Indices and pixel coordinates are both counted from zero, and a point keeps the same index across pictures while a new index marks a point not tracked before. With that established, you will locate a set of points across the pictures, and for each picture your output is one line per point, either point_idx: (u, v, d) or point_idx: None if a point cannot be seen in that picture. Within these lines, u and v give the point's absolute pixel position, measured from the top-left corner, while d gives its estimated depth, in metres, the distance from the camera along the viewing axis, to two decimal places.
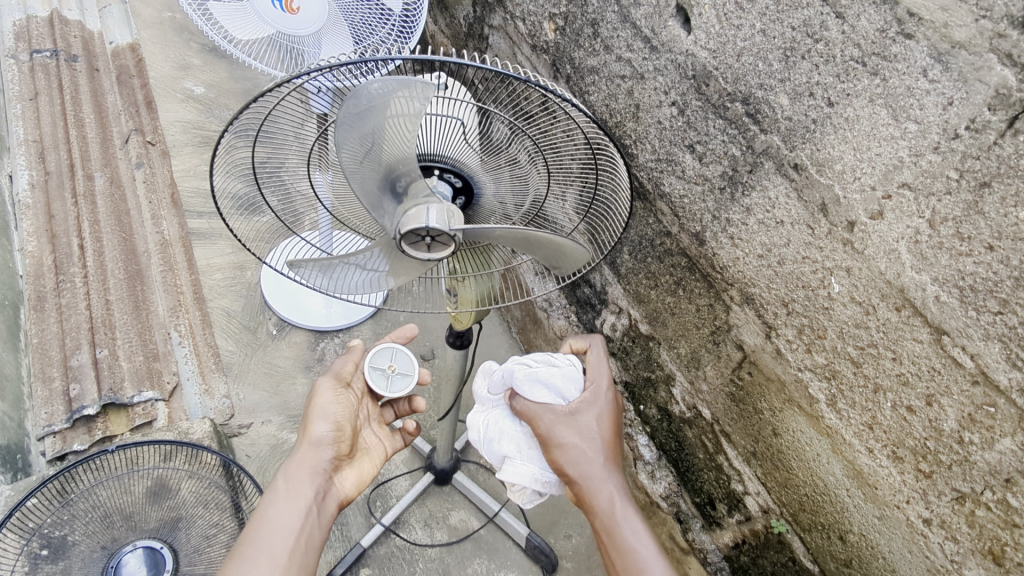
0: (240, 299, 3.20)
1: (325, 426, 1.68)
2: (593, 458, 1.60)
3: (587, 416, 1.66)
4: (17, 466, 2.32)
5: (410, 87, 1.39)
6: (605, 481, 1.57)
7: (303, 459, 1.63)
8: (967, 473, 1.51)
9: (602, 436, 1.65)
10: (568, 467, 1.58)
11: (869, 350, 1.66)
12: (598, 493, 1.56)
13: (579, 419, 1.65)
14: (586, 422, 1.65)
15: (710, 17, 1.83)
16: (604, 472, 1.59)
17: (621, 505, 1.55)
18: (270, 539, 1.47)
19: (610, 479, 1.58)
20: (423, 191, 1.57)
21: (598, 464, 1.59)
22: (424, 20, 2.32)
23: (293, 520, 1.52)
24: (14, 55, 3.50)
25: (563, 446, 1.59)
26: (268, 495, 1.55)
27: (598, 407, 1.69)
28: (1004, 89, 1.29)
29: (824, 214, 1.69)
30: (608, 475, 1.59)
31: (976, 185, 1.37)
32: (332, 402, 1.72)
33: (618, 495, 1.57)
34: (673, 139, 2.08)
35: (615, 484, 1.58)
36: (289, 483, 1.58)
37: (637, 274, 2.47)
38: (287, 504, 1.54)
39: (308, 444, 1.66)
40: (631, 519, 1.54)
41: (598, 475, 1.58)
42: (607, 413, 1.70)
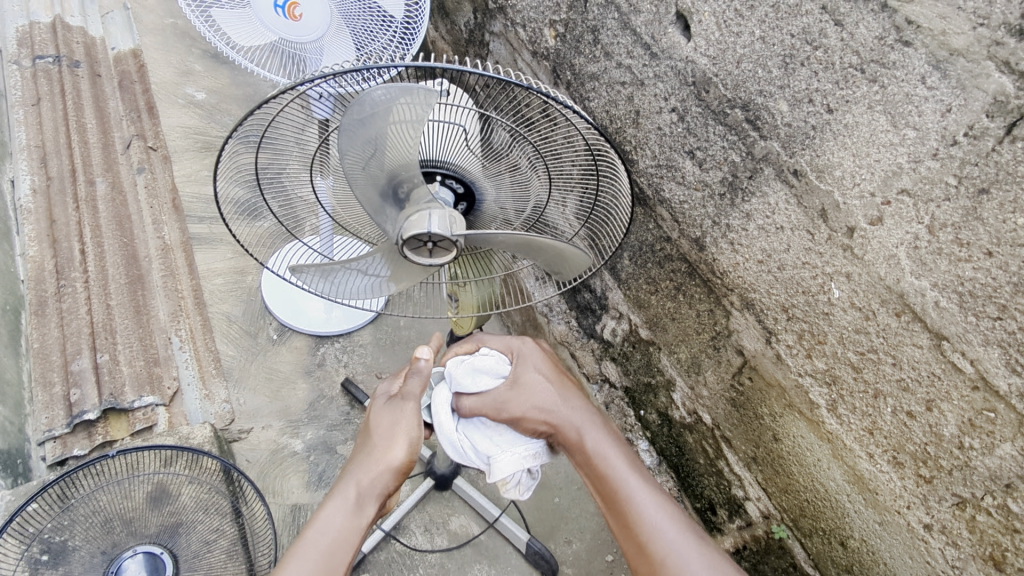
0: (240, 304, 3.22)
1: (404, 453, 1.47)
2: (559, 411, 1.59)
3: (539, 374, 1.66)
4: (17, 471, 2.32)
5: (413, 94, 1.39)
6: (577, 421, 1.57)
7: (372, 475, 1.43)
8: (968, 478, 1.52)
9: (558, 388, 1.65)
10: (537, 424, 1.58)
11: (869, 355, 1.67)
12: (578, 434, 1.55)
13: (526, 378, 1.65)
14: (538, 378, 1.65)
15: (710, 24, 1.84)
16: (575, 415, 1.59)
17: (596, 438, 1.54)
18: (328, 554, 1.31)
19: (580, 419, 1.58)
20: (425, 196, 1.58)
21: (563, 409, 1.59)
22: (426, 27, 2.32)
23: (350, 541, 1.34)
24: (17, 61, 3.51)
25: (525, 413, 1.58)
26: (334, 502, 1.37)
27: (541, 364, 1.71)
28: (1002, 96, 1.29)
29: (824, 220, 1.69)
30: (574, 413, 1.59)
31: (974, 191, 1.37)
32: (415, 427, 1.51)
33: (591, 428, 1.57)
34: (673, 145, 2.09)
35: (585, 421, 1.58)
36: (358, 496, 1.39)
37: (638, 280, 2.48)
38: (349, 520, 1.36)
39: (384, 465, 1.44)
40: (608, 448, 1.52)
41: (570, 417, 1.58)
42: (550, 367, 1.72)
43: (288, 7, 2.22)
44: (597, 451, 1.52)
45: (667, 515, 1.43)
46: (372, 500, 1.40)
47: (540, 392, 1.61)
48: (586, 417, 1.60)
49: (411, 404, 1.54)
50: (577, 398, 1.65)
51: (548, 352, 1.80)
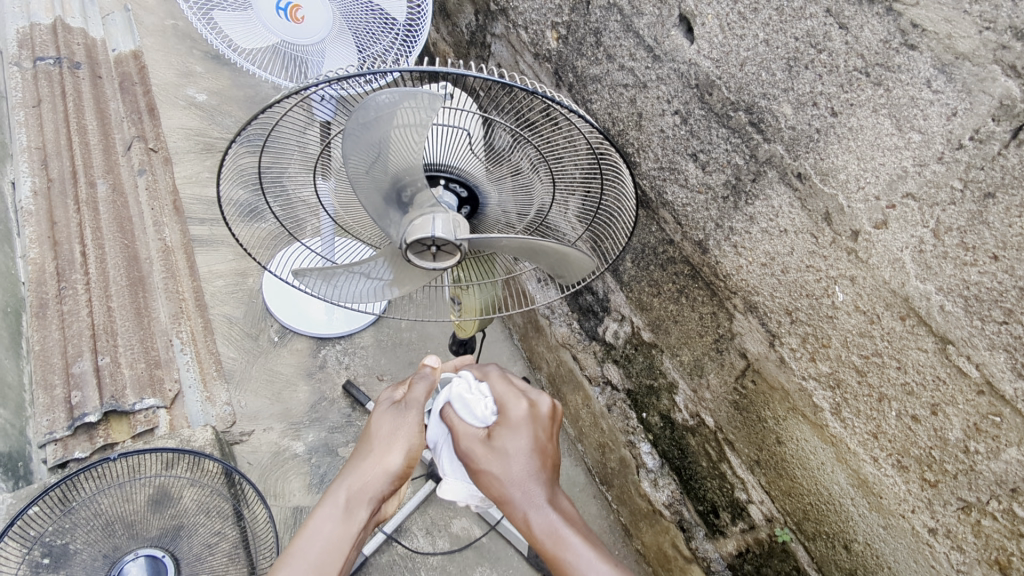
0: (241, 306, 3.22)
1: (400, 458, 1.40)
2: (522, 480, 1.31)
3: (518, 432, 1.37)
4: (18, 474, 2.32)
5: (416, 98, 1.39)
6: (538, 499, 1.29)
7: (366, 480, 1.37)
8: (973, 482, 1.51)
9: (534, 453, 1.36)
10: (491, 489, 1.33)
11: (874, 359, 1.67)
12: (530, 515, 1.27)
13: (502, 434, 1.38)
14: (516, 433, 1.38)
15: (713, 26, 1.83)
16: (542, 490, 1.31)
17: (559, 523, 1.26)
18: (320, 559, 1.27)
19: (542, 498, 1.29)
20: (428, 201, 1.58)
21: (524, 482, 1.31)
22: (429, 29, 2.29)
23: (341, 547, 1.30)
24: (18, 63, 3.50)
25: (483, 469, 1.35)
26: (325, 506, 1.32)
27: (531, 423, 1.40)
28: (1008, 99, 1.29)
29: (828, 223, 1.69)
30: (539, 490, 1.31)
31: (980, 195, 1.37)
32: (416, 432, 1.44)
33: (553, 512, 1.28)
34: (676, 148, 2.09)
35: (549, 500, 1.29)
36: (349, 502, 1.34)
37: (640, 282, 2.47)
38: (341, 527, 1.31)
39: (380, 469, 1.38)
40: (571, 537, 1.25)
41: (529, 494, 1.29)
42: (537, 431, 1.40)
43: (290, 10, 2.21)
44: (557, 538, 1.25)
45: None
46: (365, 506, 1.34)
47: (506, 456, 1.34)
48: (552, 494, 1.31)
49: (413, 411, 1.48)
50: (551, 474, 1.36)
51: (549, 416, 1.46)
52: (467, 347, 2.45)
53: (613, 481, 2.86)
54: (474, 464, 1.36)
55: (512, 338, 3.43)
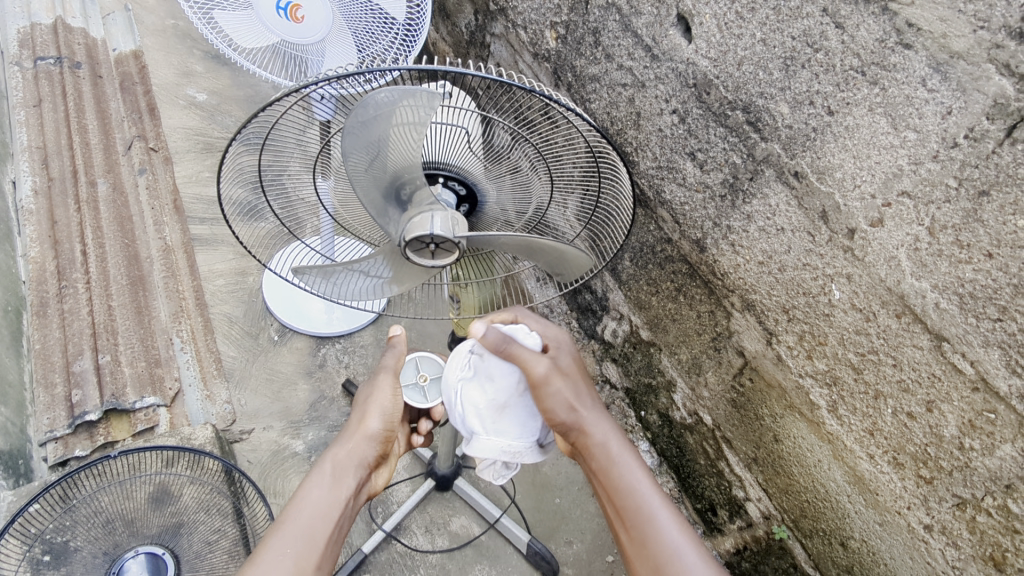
0: (241, 305, 3.23)
1: (379, 422, 1.52)
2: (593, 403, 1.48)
3: (575, 355, 1.61)
4: (19, 471, 2.33)
5: (416, 96, 1.40)
6: (601, 422, 1.44)
7: (351, 448, 1.46)
8: (968, 479, 1.52)
9: (588, 383, 1.55)
10: (559, 409, 1.43)
11: (870, 357, 1.68)
12: (601, 436, 1.41)
13: (562, 358, 1.54)
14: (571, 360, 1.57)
15: (711, 26, 1.84)
16: (600, 417, 1.45)
17: (617, 445, 1.40)
18: (307, 525, 1.29)
19: (605, 420, 1.45)
20: (427, 198, 1.59)
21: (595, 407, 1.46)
22: (428, 29, 2.33)
23: (330, 512, 1.33)
24: (19, 62, 3.51)
25: (552, 388, 1.44)
26: (312, 477, 1.38)
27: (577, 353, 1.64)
28: (1003, 98, 1.30)
29: (824, 221, 1.70)
30: (600, 414, 1.46)
31: (974, 193, 1.38)
32: (390, 398, 1.56)
33: (615, 434, 1.43)
34: (674, 147, 2.10)
35: (611, 425, 1.45)
36: (336, 469, 1.40)
37: (638, 281, 2.48)
38: (329, 492, 1.36)
39: (361, 435, 1.49)
40: (631, 459, 1.37)
41: (595, 416, 1.45)
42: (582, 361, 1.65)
43: (291, 9, 2.21)
44: (618, 459, 1.38)
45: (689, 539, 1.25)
46: (351, 471, 1.42)
47: (572, 378, 1.50)
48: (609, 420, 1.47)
49: (383, 376, 1.60)
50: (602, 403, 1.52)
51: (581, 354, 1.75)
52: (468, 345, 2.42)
53: None
54: (536, 383, 1.44)
55: None
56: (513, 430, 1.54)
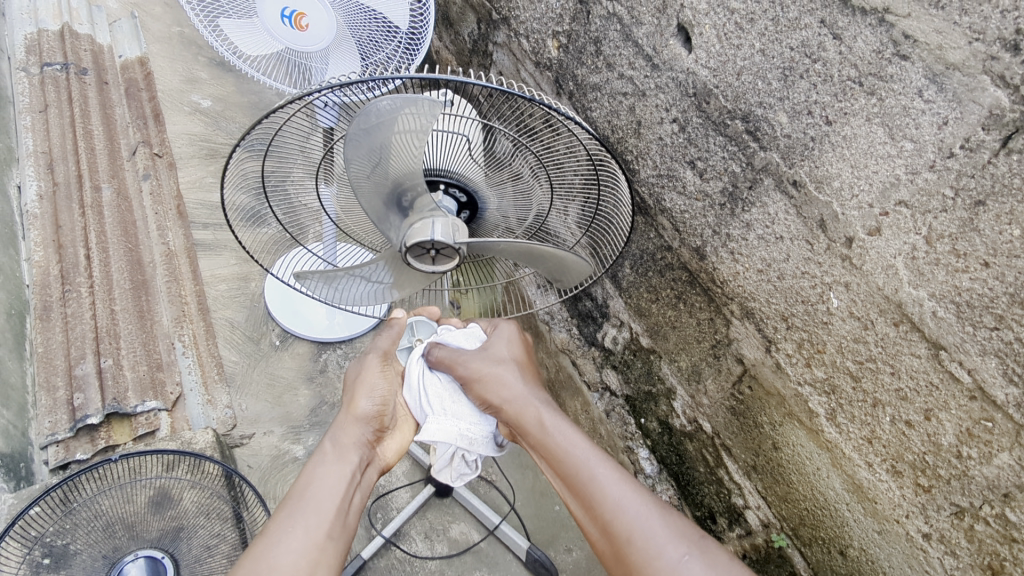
0: (243, 310, 3.25)
1: (370, 403, 1.69)
2: (520, 379, 1.71)
3: (512, 346, 1.83)
4: (19, 474, 2.34)
5: (417, 105, 1.41)
6: (536, 402, 1.65)
7: (348, 431, 1.64)
8: (966, 488, 1.52)
9: (524, 367, 1.77)
10: (494, 395, 1.68)
11: (868, 365, 1.68)
12: (535, 415, 1.62)
13: (496, 347, 1.81)
14: (509, 352, 1.80)
15: (710, 36, 1.86)
16: (534, 396, 1.67)
17: (549, 416, 1.61)
18: (316, 501, 1.45)
19: (540, 400, 1.66)
20: (428, 205, 1.61)
21: (522, 383, 1.70)
22: (430, 41, 2.37)
23: (337, 486, 1.51)
24: (26, 68, 3.55)
25: (482, 377, 1.71)
26: (315, 460, 1.55)
27: (517, 342, 1.86)
28: (998, 109, 1.31)
29: (823, 230, 1.71)
30: (535, 396, 1.67)
31: (971, 203, 1.39)
32: (379, 379, 1.73)
33: (550, 411, 1.64)
34: (674, 156, 2.12)
35: (545, 403, 1.66)
36: (336, 450, 1.58)
37: (638, 288, 2.49)
38: (332, 468, 1.54)
39: (354, 417, 1.66)
40: (568, 429, 1.59)
41: (530, 398, 1.66)
42: (524, 348, 1.86)
43: (296, 17, 2.23)
44: (555, 429, 1.59)
45: (629, 492, 1.46)
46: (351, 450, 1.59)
47: (505, 368, 1.73)
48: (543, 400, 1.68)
49: (371, 358, 1.76)
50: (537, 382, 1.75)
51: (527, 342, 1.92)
52: None
53: None
54: (476, 377, 1.71)
55: None
56: (467, 414, 1.80)
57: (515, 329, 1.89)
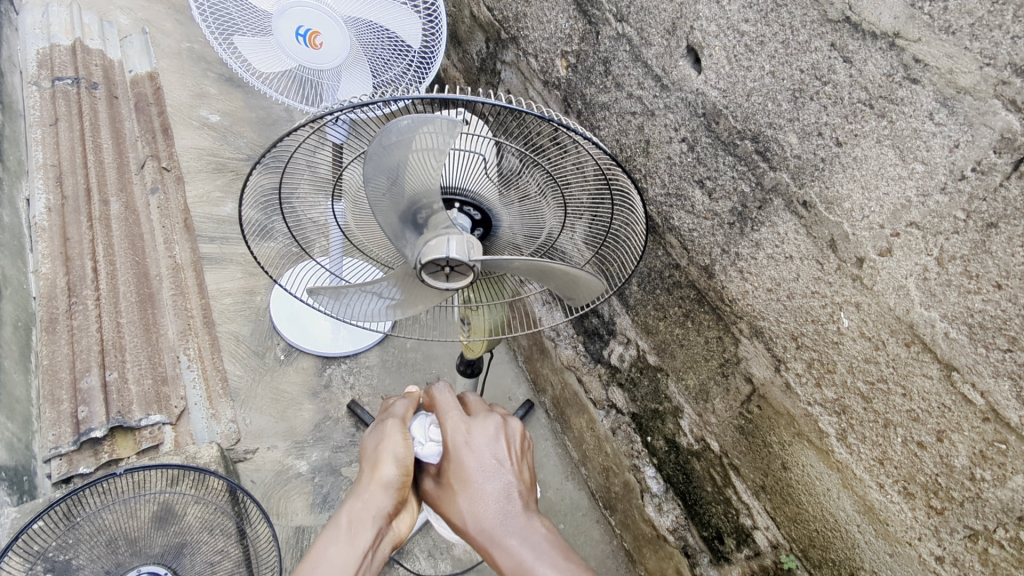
0: (248, 324, 3.25)
1: (395, 468, 1.29)
2: (486, 511, 1.25)
3: (478, 447, 1.36)
4: (22, 488, 2.32)
5: (436, 124, 1.42)
6: (511, 532, 1.21)
7: (368, 498, 1.25)
8: (980, 510, 1.51)
9: (493, 484, 1.30)
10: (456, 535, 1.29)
11: (879, 385, 1.68)
12: (495, 557, 1.19)
13: (453, 468, 1.35)
14: (470, 465, 1.33)
15: (720, 58, 1.88)
16: (504, 526, 1.23)
17: (521, 556, 1.18)
18: None
19: (510, 533, 1.21)
20: (443, 222, 1.62)
21: (488, 514, 1.25)
22: (442, 59, 2.39)
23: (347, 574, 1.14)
24: (37, 82, 3.59)
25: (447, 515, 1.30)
26: (325, 534, 1.18)
27: (478, 447, 1.36)
28: (1009, 133, 1.32)
29: (833, 250, 1.72)
30: (499, 523, 1.23)
31: (982, 225, 1.40)
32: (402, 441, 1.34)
33: (524, 543, 1.19)
34: (683, 174, 2.14)
35: (521, 535, 1.21)
36: (351, 523, 1.21)
37: (646, 306, 2.50)
38: (347, 549, 1.17)
39: (376, 484, 1.27)
40: (536, 566, 1.16)
41: (493, 529, 1.23)
42: (491, 452, 1.35)
43: (309, 36, 2.24)
44: (521, 571, 1.16)
45: None
46: (368, 525, 1.21)
47: (464, 493, 1.29)
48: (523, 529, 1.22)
49: (393, 421, 1.39)
50: (514, 500, 1.27)
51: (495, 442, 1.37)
52: (474, 368, 2.51)
53: (617, 505, 2.87)
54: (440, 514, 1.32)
55: (516, 360, 3.44)
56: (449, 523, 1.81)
57: (478, 425, 1.40)
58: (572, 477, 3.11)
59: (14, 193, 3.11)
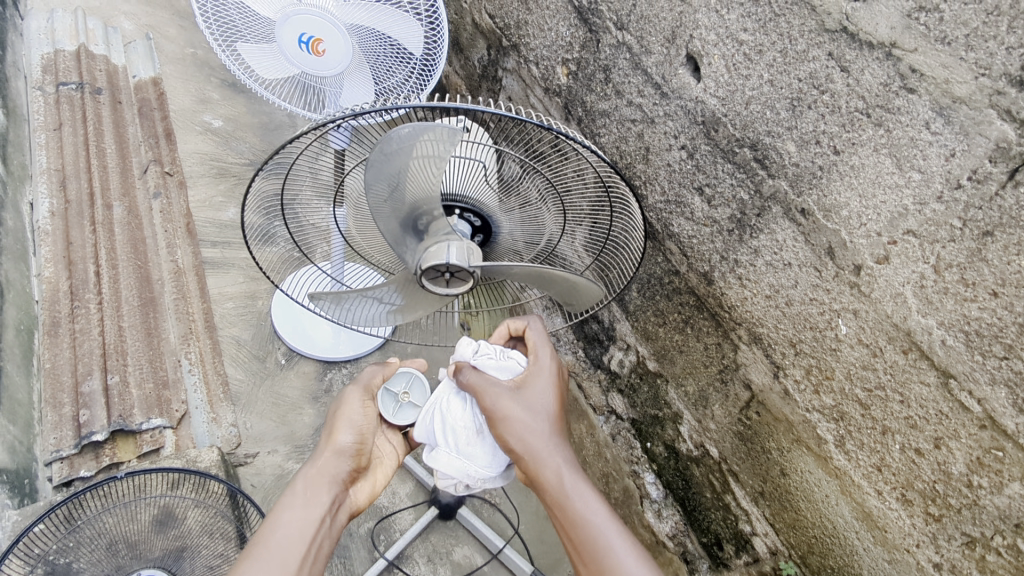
0: (250, 328, 3.26)
1: (349, 436, 1.53)
2: (540, 428, 1.54)
3: (543, 380, 1.66)
4: (24, 491, 2.28)
5: (436, 132, 1.43)
6: (554, 450, 1.52)
7: (323, 464, 1.46)
8: (977, 517, 1.52)
9: (547, 409, 1.59)
10: (510, 438, 1.52)
11: (877, 393, 1.69)
12: (548, 464, 1.50)
13: (526, 389, 1.61)
14: (532, 392, 1.61)
15: (719, 66, 1.90)
16: (554, 442, 1.53)
17: (568, 468, 1.50)
18: (283, 549, 1.28)
19: (556, 445, 1.53)
20: (444, 229, 1.64)
21: (543, 430, 1.54)
22: (443, 67, 2.41)
23: (307, 528, 1.33)
24: (42, 88, 3.61)
25: (506, 418, 1.53)
26: (285, 497, 1.37)
27: (544, 378, 1.66)
28: (1004, 142, 1.34)
29: (831, 257, 1.73)
30: (552, 440, 1.54)
31: (979, 233, 1.41)
32: (359, 412, 1.57)
33: (564, 457, 1.52)
34: (682, 182, 2.15)
35: (562, 452, 1.53)
36: (309, 487, 1.40)
37: (645, 312, 2.51)
38: (307, 509, 1.36)
39: (332, 451, 1.49)
40: (578, 479, 1.48)
41: (547, 443, 1.52)
42: (553, 383, 1.66)
43: (313, 43, 2.27)
44: (567, 479, 1.48)
45: (626, 541, 1.40)
46: (325, 487, 1.42)
47: (524, 409, 1.56)
48: (566, 451, 1.55)
49: (353, 391, 1.61)
50: (561, 426, 1.59)
51: (556, 376, 1.70)
52: None
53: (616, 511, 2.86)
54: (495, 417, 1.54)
55: None
56: (481, 456, 1.72)
57: (552, 360, 1.72)
58: None
59: (18, 198, 3.13)
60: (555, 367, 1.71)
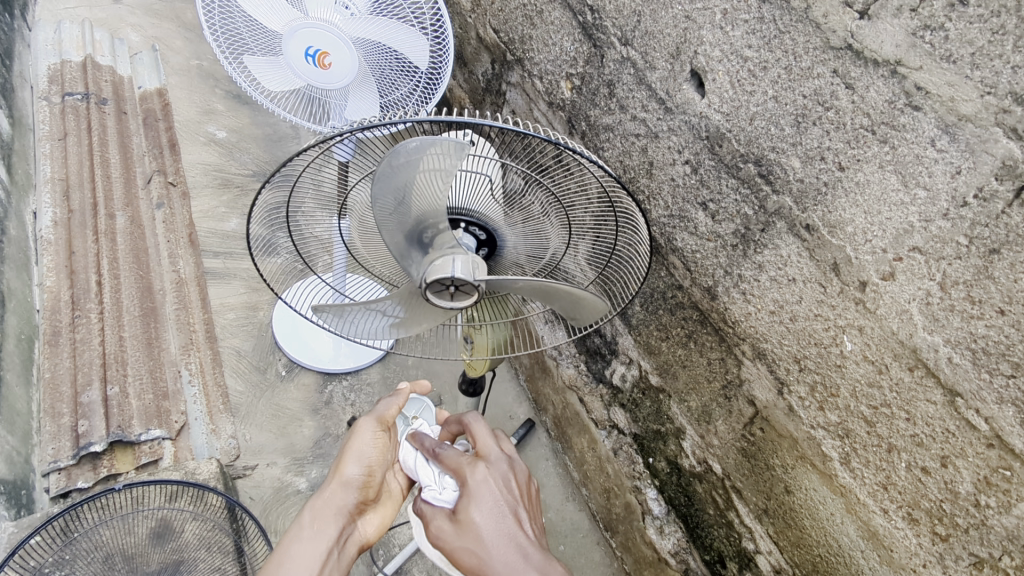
0: (251, 339, 3.25)
1: (356, 468, 1.55)
2: (495, 543, 1.27)
3: (483, 500, 1.34)
4: (21, 502, 2.28)
5: (443, 146, 1.44)
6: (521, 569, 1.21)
7: (327, 499, 1.49)
8: (985, 537, 1.50)
9: (498, 526, 1.29)
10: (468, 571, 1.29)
11: (882, 410, 1.68)
12: None
13: (466, 507, 1.34)
14: (481, 506, 1.33)
15: (724, 82, 1.91)
16: (517, 553, 1.24)
17: None
18: None
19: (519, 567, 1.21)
20: (449, 242, 1.63)
21: (498, 545, 1.27)
22: (448, 81, 2.43)
23: (317, 559, 1.36)
24: (48, 98, 3.63)
25: (454, 551, 1.31)
26: (292, 530, 1.39)
27: (490, 485, 1.37)
28: (1010, 160, 1.34)
29: (836, 273, 1.73)
30: (511, 559, 1.23)
31: (985, 251, 1.41)
32: (370, 445, 1.58)
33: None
34: (686, 197, 2.15)
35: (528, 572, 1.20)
36: (315, 518, 1.43)
37: (648, 326, 2.49)
38: (311, 544, 1.38)
39: (337, 483, 1.53)
40: None
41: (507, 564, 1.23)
42: (503, 490, 1.37)
43: (319, 56, 2.29)
44: None
45: None
46: (331, 519, 1.45)
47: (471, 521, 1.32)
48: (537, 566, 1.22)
49: (367, 420, 1.60)
50: (528, 541, 1.27)
51: (506, 472, 1.43)
52: (477, 386, 2.51)
53: (618, 527, 2.84)
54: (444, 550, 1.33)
55: (518, 380, 3.43)
56: None
57: (486, 472, 1.39)
58: (573, 498, 3.10)
59: (22, 207, 3.14)
60: (501, 468, 1.43)
